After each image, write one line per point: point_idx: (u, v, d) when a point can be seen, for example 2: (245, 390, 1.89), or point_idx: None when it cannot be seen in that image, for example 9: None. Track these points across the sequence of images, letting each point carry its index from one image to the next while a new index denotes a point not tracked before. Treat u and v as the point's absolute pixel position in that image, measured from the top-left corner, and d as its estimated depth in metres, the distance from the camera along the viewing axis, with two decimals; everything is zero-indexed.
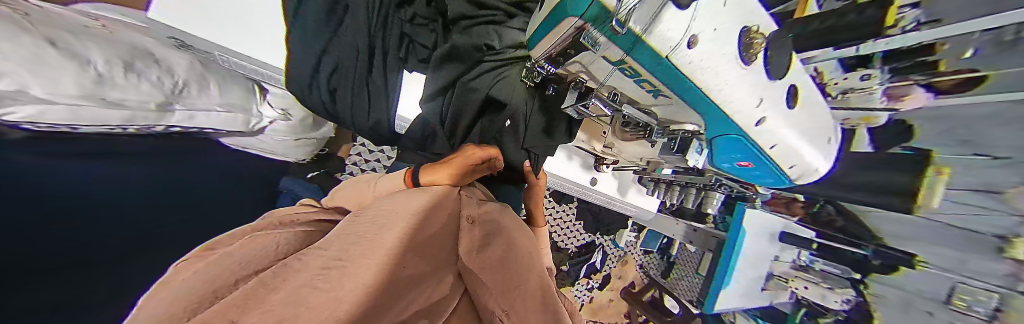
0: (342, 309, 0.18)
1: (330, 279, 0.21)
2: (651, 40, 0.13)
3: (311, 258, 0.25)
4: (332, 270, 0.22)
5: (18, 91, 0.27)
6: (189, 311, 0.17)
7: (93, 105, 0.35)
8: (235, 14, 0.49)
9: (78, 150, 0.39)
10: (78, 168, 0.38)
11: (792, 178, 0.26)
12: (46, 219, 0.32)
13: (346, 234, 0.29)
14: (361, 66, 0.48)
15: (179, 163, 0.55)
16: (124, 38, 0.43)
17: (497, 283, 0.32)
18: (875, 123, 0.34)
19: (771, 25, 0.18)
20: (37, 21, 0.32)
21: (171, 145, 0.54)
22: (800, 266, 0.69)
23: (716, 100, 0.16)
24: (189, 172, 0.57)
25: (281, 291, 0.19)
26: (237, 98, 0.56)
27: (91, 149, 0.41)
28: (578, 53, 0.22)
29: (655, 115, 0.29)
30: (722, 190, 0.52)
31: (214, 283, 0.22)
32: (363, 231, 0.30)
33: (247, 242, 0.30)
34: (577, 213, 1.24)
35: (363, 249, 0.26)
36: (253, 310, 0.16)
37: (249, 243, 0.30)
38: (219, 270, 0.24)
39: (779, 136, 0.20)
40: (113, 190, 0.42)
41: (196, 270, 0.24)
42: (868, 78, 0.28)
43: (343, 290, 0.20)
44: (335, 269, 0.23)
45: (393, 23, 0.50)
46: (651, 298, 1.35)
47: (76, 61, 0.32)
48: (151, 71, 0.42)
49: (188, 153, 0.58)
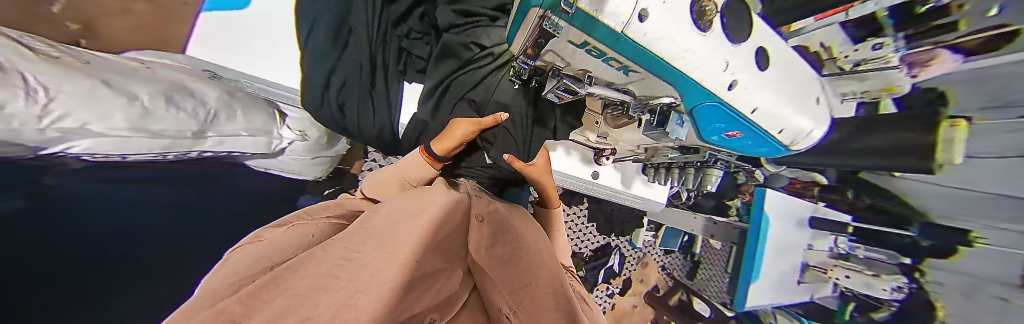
0: (359, 298, 0.14)
1: (361, 253, 0.21)
2: (605, 19, 0.14)
3: (343, 237, 0.25)
4: (351, 261, 0.19)
5: (81, 127, 0.33)
6: (238, 283, 0.16)
7: (142, 136, 0.40)
8: (255, 44, 0.58)
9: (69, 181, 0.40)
10: (47, 190, 0.37)
11: (786, 144, 0.25)
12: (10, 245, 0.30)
13: (360, 221, 0.31)
14: (365, 81, 0.53)
15: (189, 184, 0.57)
16: (164, 75, 0.49)
17: (509, 282, 0.28)
18: (899, 92, 0.46)
19: None
20: (95, 68, 0.39)
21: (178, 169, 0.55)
22: (838, 253, 0.71)
23: (681, 69, 0.17)
24: (198, 195, 0.58)
25: (316, 264, 0.19)
26: (261, 124, 0.60)
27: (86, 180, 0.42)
28: (547, 43, 0.21)
29: (630, 92, 0.27)
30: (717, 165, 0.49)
31: (265, 258, 0.23)
32: (378, 227, 0.27)
33: (287, 231, 0.31)
34: (589, 215, 1.20)
35: (378, 242, 0.23)
36: (280, 285, 0.14)
37: (291, 231, 0.32)
38: (267, 251, 0.25)
39: (757, 100, 0.20)
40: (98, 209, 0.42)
41: (250, 250, 0.26)
42: (879, 46, 0.37)
43: (363, 282, 0.16)
44: (353, 260, 0.19)
45: (392, 38, 0.53)
46: (678, 302, 1.22)
47: (127, 97, 0.38)
48: (187, 103, 0.47)
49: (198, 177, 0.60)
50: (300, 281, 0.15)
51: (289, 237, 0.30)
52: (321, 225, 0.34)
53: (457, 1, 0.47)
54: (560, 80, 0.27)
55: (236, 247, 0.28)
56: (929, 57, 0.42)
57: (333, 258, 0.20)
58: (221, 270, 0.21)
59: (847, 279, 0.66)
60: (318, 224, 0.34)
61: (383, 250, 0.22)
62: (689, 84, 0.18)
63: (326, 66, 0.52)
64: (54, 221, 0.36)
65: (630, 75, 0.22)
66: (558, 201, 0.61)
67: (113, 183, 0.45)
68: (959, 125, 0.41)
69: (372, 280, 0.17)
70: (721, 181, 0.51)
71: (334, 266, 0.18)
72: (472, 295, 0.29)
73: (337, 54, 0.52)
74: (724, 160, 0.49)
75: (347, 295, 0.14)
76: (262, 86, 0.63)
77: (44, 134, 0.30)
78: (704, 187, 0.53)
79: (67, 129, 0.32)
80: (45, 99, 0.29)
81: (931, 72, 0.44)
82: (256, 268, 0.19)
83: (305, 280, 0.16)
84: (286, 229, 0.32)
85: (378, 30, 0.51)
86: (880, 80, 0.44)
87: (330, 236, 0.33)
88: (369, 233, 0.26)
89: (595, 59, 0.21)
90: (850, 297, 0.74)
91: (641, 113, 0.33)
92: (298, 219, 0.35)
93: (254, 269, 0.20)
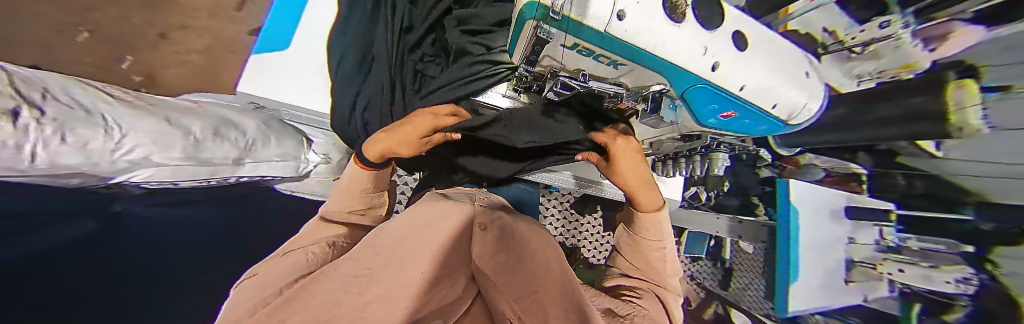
0: (366, 314, 0.13)
1: (372, 268, 0.19)
2: (589, 21, 0.16)
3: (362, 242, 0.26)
4: (362, 278, 0.18)
5: (146, 157, 0.39)
6: (255, 307, 0.17)
7: (192, 164, 0.45)
8: (298, 77, 0.70)
9: (132, 212, 0.45)
10: (122, 221, 0.42)
11: (784, 118, 0.26)
12: (93, 270, 0.35)
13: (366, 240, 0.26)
14: (385, 99, 0.55)
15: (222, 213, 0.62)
16: (211, 111, 0.56)
17: (515, 289, 0.26)
18: (919, 69, 0.44)
19: None
20: (161, 108, 0.47)
21: (218, 196, 0.61)
22: (886, 246, 0.64)
23: (664, 57, 0.19)
24: (234, 222, 0.63)
25: (331, 280, 0.18)
26: (291, 149, 0.64)
27: (142, 212, 0.47)
28: (542, 49, 0.23)
29: (624, 85, 0.29)
30: (724, 149, 0.50)
31: (298, 268, 0.25)
32: (384, 245, 0.23)
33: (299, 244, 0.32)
34: (606, 224, 1.01)
35: (392, 246, 0.22)
36: (300, 300, 0.15)
37: (300, 242, 0.32)
38: (294, 264, 0.26)
39: (742, 78, 0.22)
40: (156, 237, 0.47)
41: (277, 259, 0.28)
42: (886, 24, 0.41)
43: (371, 299, 0.15)
44: (365, 276, 0.18)
45: (408, 63, 0.60)
46: (715, 316, 1.04)
47: (181, 132, 0.44)
48: (231, 134, 0.53)
49: (233, 203, 0.65)
50: (316, 297, 0.15)
51: (303, 250, 0.30)
52: (328, 243, 0.33)
53: (464, 24, 0.56)
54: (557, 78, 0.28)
55: (237, 281, 0.26)
56: (941, 33, 0.41)
57: (345, 274, 0.19)
58: (259, 279, 0.24)
59: (902, 273, 0.60)
60: (331, 239, 0.35)
61: (393, 262, 0.19)
62: (674, 70, 0.20)
63: (352, 91, 0.56)
64: (128, 242, 0.42)
65: (620, 68, 0.24)
66: (653, 202, 0.44)
67: (168, 212, 0.51)
68: (967, 85, 0.39)
69: (385, 292, 0.16)
70: (729, 163, 0.52)
71: (348, 280, 0.17)
72: (477, 300, 0.29)
73: (359, 81, 0.58)
74: (728, 143, 0.50)
75: (357, 308, 0.14)
76: (297, 113, 0.72)
77: (117, 165, 0.35)
78: (713, 172, 0.53)
79: (135, 160, 0.37)
80: (118, 136, 0.35)
81: (953, 46, 0.42)
82: (269, 291, 0.20)
83: (316, 300, 0.15)
84: (300, 238, 0.33)
85: (395, 56, 0.57)
86: (894, 58, 0.46)
87: (334, 256, 0.31)
88: (377, 246, 0.23)
89: (585, 58, 0.23)
90: (915, 298, 0.64)
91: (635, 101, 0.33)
92: (306, 236, 0.34)
93: (278, 284, 0.21)
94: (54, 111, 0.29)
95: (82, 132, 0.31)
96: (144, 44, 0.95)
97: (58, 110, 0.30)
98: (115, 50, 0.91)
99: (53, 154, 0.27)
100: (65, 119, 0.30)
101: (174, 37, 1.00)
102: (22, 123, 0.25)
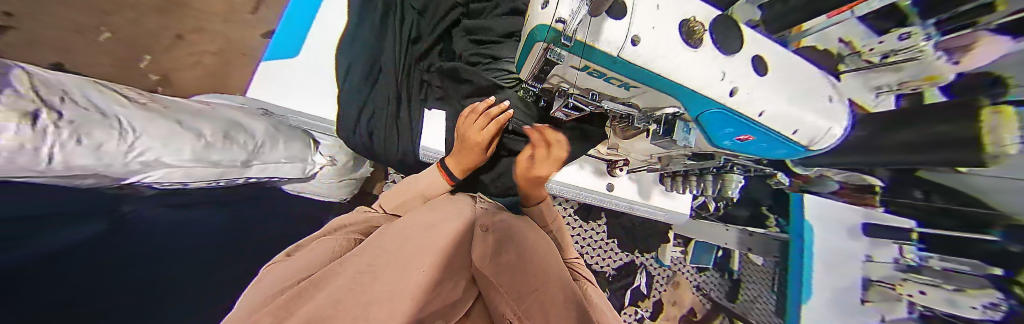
0: None
1: None
2: (600, 46, 0.16)
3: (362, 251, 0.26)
4: None
5: (157, 159, 0.39)
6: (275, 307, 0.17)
7: (202, 166, 0.46)
8: (309, 84, 0.72)
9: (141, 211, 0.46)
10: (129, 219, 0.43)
11: (804, 143, 0.25)
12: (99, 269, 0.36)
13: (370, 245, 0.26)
14: (390, 109, 0.58)
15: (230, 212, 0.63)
16: (222, 113, 0.57)
17: (514, 286, 0.24)
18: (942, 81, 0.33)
19: (713, 13, 0.21)
20: (173, 111, 0.48)
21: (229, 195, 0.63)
22: (908, 266, 0.52)
23: (678, 81, 0.18)
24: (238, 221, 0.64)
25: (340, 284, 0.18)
26: (298, 151, 0.65)
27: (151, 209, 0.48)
28: (552, 69, 0.23)
29: (635, 106, 0.29)
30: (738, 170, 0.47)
31: (308, 265, 0.26)
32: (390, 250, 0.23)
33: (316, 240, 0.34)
34: (608, 231, 1.12)
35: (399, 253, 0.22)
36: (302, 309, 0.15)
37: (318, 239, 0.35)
38: (305, 261, 0.28)
39: (763, 103, 0.21)
40: (163, 235, 0.48)
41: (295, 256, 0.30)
42: (908, 35, 0.32)
43: None
44: None
45: (415, 73, 0.62)
46: None
47: (192, 134, 0.45)
48: (240, 136, 0.54)
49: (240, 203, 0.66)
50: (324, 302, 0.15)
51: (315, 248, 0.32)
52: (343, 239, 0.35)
53: (473, 34, 0.57)
54: (567, 98, 0.28)
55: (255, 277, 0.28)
56: (960, 46, 0.29)
57: None
58: (271, 278, 0.25)
59: (924, 296, 0.49)
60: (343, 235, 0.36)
61: None
62: (689, 94, 0.20)
63: (359, 99, 0.58)
64: (134, 242, 0.42)
65: (631, 90, 0.23)
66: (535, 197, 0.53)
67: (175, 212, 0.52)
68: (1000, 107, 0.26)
69: None
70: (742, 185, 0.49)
71: None
72: (477, 303, 0.29)
73: (368, 87, 0.59)
74: (743, 165, 0.47)
75: None
76: (304, 120, 0.74)
77: (129, 166, 0.36)
78: (724, 193, 0.51)
79: (146, 161, 0.38)
80: (132, 138, 0.36)
81: (977, 59, 0.29)
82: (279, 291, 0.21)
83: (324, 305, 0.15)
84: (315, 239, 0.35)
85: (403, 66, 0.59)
86: (909, 73, 0.34)
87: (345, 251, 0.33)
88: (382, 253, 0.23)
89: (596, 78, 0.23)
90: None
91: (647, 122, 0.34)
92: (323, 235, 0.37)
93: (289, 283, 0.22)
94: (71, 114, 0.30)
95: (97, 135, 0.32)
96: (159, 46, 0.99)
97: (75, 112, 0.31)
98: (136, 54, 0.95)
99: (67, 155, 0.28)
100: (81, 121, 0.31)
101: (188, 39, 1.03)
102: (41, 125, 0.26)
